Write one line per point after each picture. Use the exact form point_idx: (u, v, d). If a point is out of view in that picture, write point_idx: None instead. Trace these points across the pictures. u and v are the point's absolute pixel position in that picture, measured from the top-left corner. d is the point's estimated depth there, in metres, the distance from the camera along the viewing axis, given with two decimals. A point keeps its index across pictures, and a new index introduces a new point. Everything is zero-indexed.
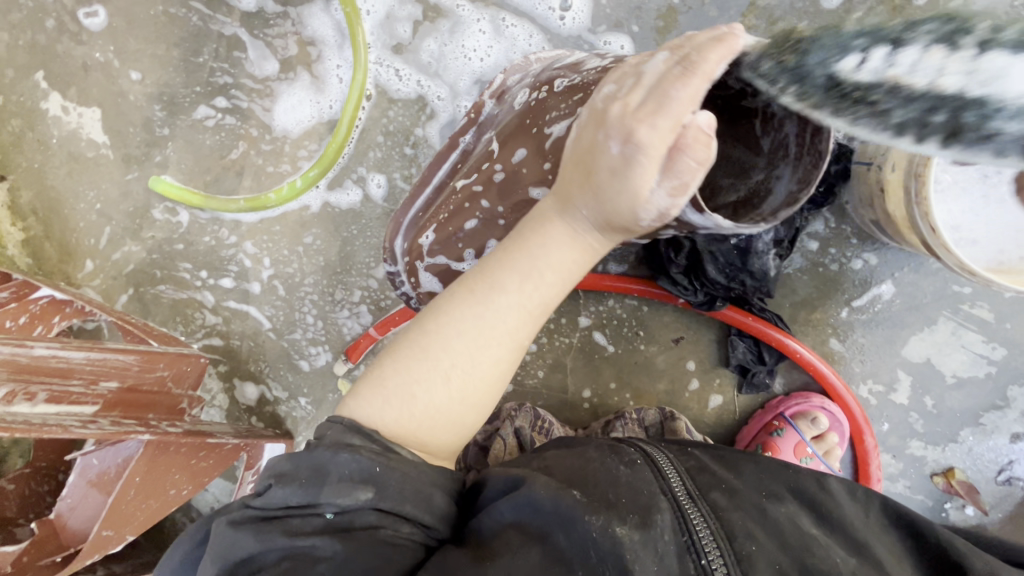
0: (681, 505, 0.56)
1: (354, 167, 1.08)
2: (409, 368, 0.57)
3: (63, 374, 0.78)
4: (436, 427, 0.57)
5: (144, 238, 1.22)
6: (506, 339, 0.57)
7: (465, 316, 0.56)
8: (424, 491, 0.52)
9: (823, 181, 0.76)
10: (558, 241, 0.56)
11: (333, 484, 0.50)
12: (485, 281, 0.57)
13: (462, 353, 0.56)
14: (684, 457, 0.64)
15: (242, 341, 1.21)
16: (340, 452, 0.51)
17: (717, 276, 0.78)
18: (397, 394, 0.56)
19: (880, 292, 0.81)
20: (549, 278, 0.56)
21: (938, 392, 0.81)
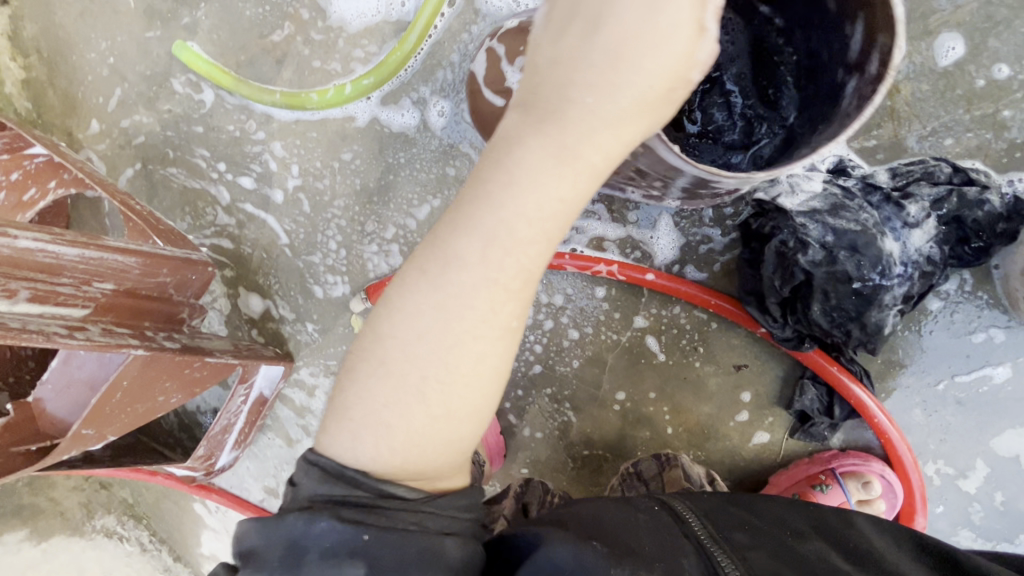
0: (706, 546, 0.51)
1: (415, 85, 0.91)
2: (375, 389, 0.50)
3: (50, 271, 0.67)
4: (427, 450, 0.50)
5: (160, 110, 1.07)
6: (488, 308, 0.48)
7: (422, 308, 0.49)
8: (427, 547, 0.46)
9: (984, 239, 0.63)
10: (530, 183, 0.46)
11: (314, 562, 0.45)
12: (439, 258, 0.48)
13: (432, 361, 0.49)
14: (701, 500, 0.58)
15: (254, 250, 1.10)
16: (316, 522, 0.46)
17: (821, 318, 0.66)
18: (368, 425, 0.50)
19: (992, 374, 0.71)
20: (529, 229, 0.47)
21: (1014, 490, 0.74)
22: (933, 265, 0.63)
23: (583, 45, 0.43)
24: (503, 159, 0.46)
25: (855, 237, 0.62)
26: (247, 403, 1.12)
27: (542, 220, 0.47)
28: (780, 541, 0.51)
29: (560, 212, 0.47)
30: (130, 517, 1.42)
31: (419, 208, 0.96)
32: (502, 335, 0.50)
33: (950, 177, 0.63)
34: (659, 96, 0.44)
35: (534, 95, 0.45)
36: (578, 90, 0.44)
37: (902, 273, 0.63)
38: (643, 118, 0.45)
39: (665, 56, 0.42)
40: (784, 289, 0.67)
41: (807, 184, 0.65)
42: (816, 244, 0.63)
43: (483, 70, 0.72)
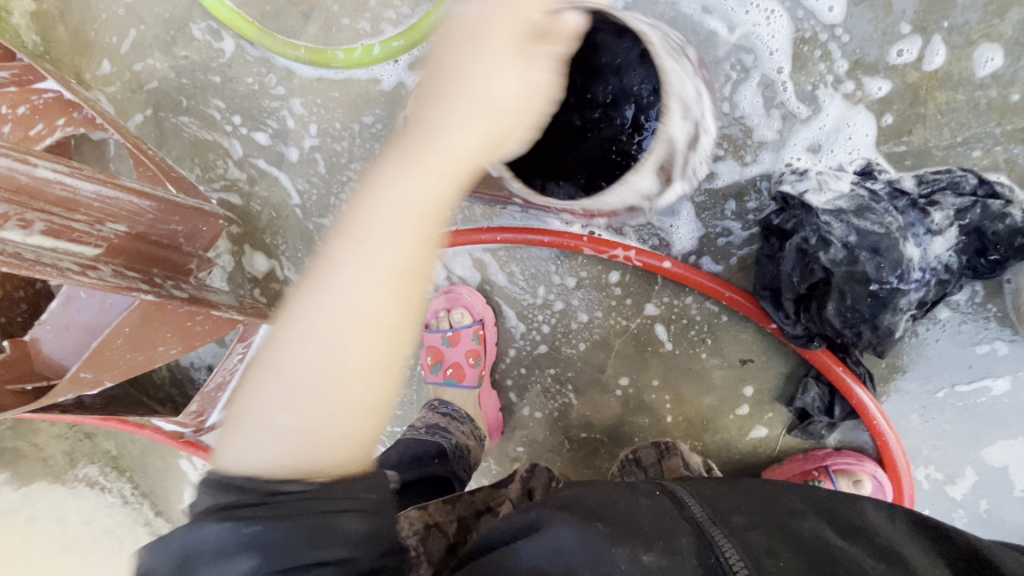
0: (705, 529, 0.51)
1: None
2: (266, 395, 0.49)
3: (66, 205, 0.65)
4: (321, 444, 0.47)
5: (175, 56, 1.05)
6: (345, 308, 0.48)
7: (302, 304, 0.50)
8: (324, 523, 0.42)
9: (1002, 252, 0.63)
10: (394, 183, 0.50)
11: (206, 563, 0.41)
12: (315, 271, 0.51)
13: (309, 347, 0.48)
14: (703, 487, 0.59)
15: (263, 208, 1.08)
16: (201, 528, 0.42)
17: (834, 317, 0.67)
18: (259, 430, 0.47)
19: (991, 385, 0.72)
20: (392, 228, 0.49)
21: (998, 499, 0.75)
22: (949, 273, 0.64)
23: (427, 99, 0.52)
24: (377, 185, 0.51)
25: (877, 239, 0.63)
26: (245, 361, 1.11)
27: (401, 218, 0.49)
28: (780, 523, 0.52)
29: (420, 220, 0.49)
30: (114, 468, 1.41)
31: None
32: (370, 332, 0.49)
33: (975, 188, 0.63)
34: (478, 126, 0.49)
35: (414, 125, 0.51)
36: (435, 104, 0.50)
37: (919, 279, 0.64)
38: (483, 130, 0.49)
39: (505, 92, 0.48)
40: (802, 285, 0.68)
41: (834, 184, 0.66)
42: (838, 243, 0.64)
43: None
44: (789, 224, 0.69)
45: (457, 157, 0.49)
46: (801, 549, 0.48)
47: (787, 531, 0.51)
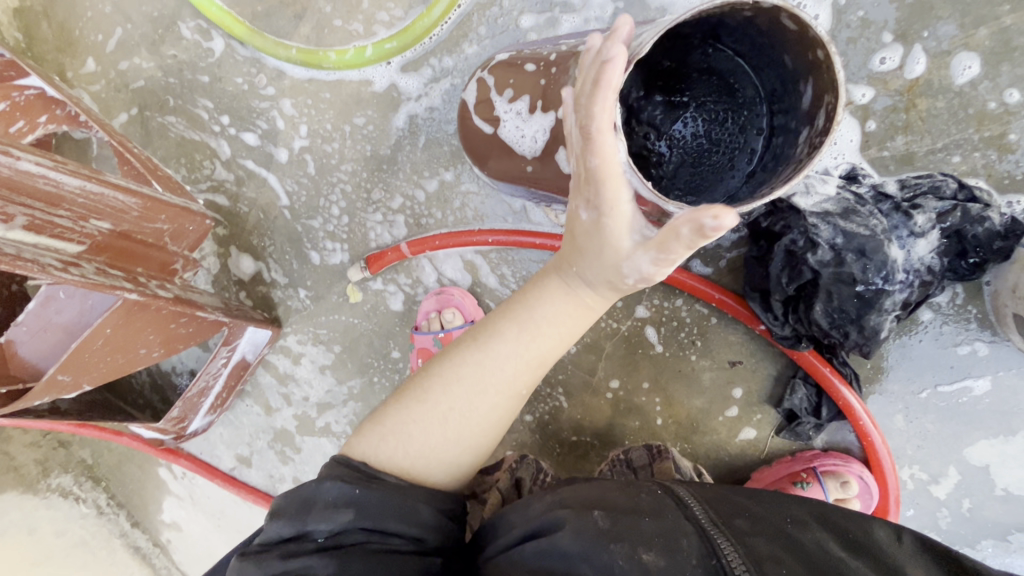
0: (709, 531, 0.50)
1: (438, 55, 0.89)
2: (409, 408, 0.57)
3: (49, 200, 0.63)
4: (430, 465, 0.55)
5: (163, 55, 1.04)
6: (495, 384, 0.56)
7: (463, 361, 0.56)
8: (412, 501, 0.51)
9: (981, 255, 0.65)
10: (552, 292, 0.54)
11: (317, 508, 0.50)
12: (476, 336, 0.57)
13: (462, 399, 0.56)
14: (705, 490, 0.58)
15: (251, 210, 1.07)
16: (324, 479, 0.51)
17: (821, 317, 0.68)
18: (394, 433, 0.56)
19: (972, 386, 0.74)
20: (544, 334, 0.55)
21: (980, 498, 0.77)
22: (932, 275, 0.66)
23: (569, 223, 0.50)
24: (540, 285, 0.55)
25: (863, 241, 0.64)
26: (228, 366, 1.09)
27: (553, 326, 0.55)
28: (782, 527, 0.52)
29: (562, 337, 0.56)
30: (89, 478, 1.36)
31: (429, 181, 0.93)
32: (509, 405, 0.57)
33: (955, 193, 0.65)
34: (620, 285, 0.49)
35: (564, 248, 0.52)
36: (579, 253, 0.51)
37: (903, 280, 0.65)
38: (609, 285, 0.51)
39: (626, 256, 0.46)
40: (791, 286, 0.69)
41: (821, 188, 0.67)
42: (825, 245, 0.65)
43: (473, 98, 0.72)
44: (778, 226, 0.70)
45: (598, 294, 0.53)
46: (806, 558, 0.48)
47: (792, 538, 0.50)
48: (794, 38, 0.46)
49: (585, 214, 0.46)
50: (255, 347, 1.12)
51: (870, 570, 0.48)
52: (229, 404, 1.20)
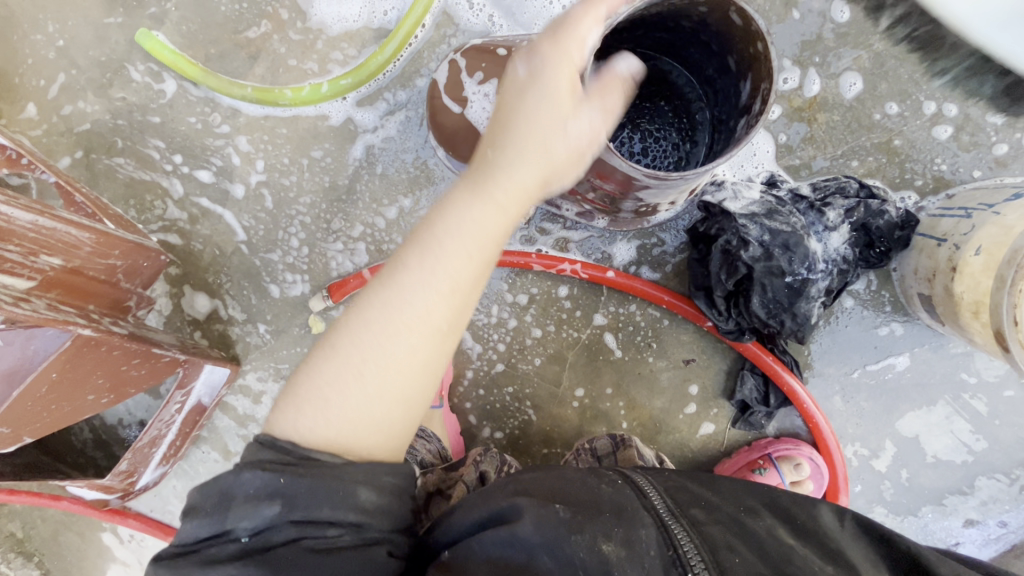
0: (665, 521, 0.53)
1: (393, 90, 0.92)
2: (319, 371, 0.55)
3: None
4: (357, 429, 0.53)
5: (111, 98, 1.04)
6: (416, 289, 0.53)
7: (370, 304, 0.54)
8: (343, 488, 0.49)
9: (885, 245, 0.75)
10: (459, 204, 0.54)
11: (239, 504, 0.48)
12: (387, 263, 0.55)
13: (374, 347, 0.53)
14: (664, 477, 0.60)
15: (205, 246, 1.07)
16: (241, 472, 0.49)
17: (759, 309, 0.75)
18: (308, 401, 0.53)
19: (895, 362, 0.82)
20: (451, 241, 0.53)
21: (915, 466, 0.84)
22: (847, 264, 0.75)
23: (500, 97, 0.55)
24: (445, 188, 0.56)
25: (786, 237, 0.72)
26: (183, 412, 1.04)
27: (463, 238, 0.53)
28: (736, 510, 0.55)
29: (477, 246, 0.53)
30: (18, 554, 1.24)
31: (388, 208, 0.96)
32: (423, 338, 0.54)
33: (858, 191, 0.75)
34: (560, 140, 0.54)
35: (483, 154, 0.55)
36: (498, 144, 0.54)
37: (824, 269, 0.73)
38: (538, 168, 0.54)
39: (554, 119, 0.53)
40: (729, 281, 0.76)
41: (747, 192, 0.76)
42: (755, 242, 0.73)
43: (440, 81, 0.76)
44: (713, 230, 0.78)
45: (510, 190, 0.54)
46: (759, 547, 0.51)
47: (739, 526, 0.53)
48: (740, 31, 0.56)
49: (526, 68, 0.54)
50: (212, 392, 1.08)
51: (817, 553, 0.51)
52: (179, 457, 1.13)
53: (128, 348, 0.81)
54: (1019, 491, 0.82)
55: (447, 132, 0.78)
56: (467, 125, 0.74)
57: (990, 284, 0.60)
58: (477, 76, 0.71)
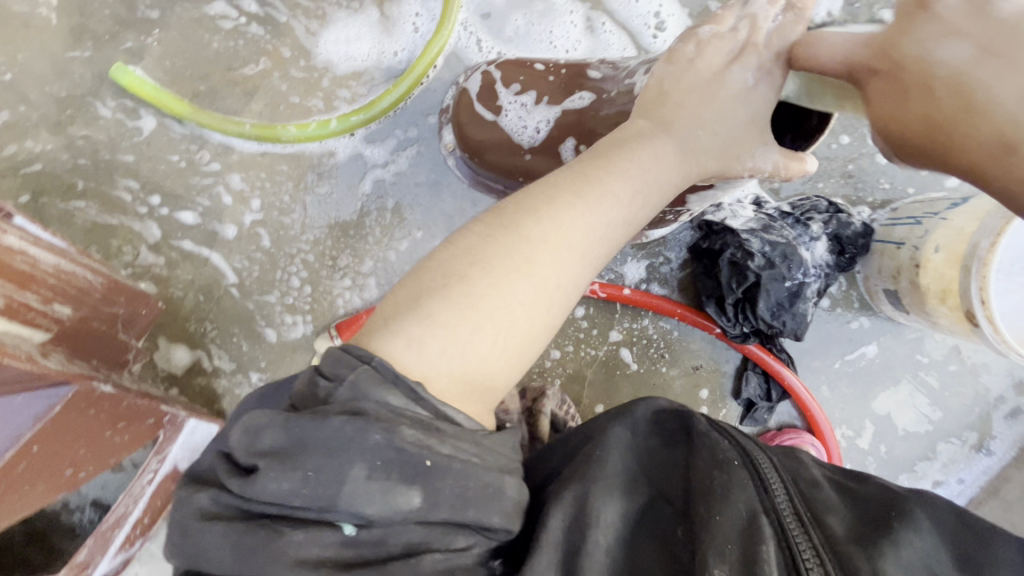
0: (789, 531, 0.45)
1: (402, 127, 0.93)
2: (503, 283, 0.50)
3: (23, 280, 0.53)
4: (516, 358, 0.52)
5: (71, 135, 0.95)
6: (617, 225, 0.54)
7: (575, 225, 0.52)
8: (493, 483, 0.44)
9: (854, 251, 0.89)
10: (670, 155, 0.55)
11: (358, 482, 0.41)
12: (597, 185, 0.53)
13: (568, 271, 0.52)
14: (793, 470, 0.53)
15: (187, 293, 0.98)
16: (368, 433, 0.41)
17: (765, 312, 0.85)
18: (491, 316, 0.50)
19: (865, 351, 0.96)
20: (661, 189, 0.55)
21: (891, 441, 0.98)
22: (829, 269, 0.88)
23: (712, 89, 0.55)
24: (651, 132, 0.55)
25: (784, 248, 0.84)
26: (156, 481, 0.90)
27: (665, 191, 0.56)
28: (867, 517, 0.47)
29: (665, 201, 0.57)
30: None
31: (400, 241, 0.96)
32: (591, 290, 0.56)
33: (828, 208, 0.88)
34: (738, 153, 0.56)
35: (690, 115, 0.55)
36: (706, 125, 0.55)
37: (814, 273, 0.86)
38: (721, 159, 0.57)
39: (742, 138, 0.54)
40: (739, 289, 0.86)
41: (743, 212, 0.88)
42: (758, 254, 0.83)
43: (475, 88, 0.80)
44: (716, 245, 0.88)
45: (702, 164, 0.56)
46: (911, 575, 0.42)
47: (881, 540, 0.45)
48: None
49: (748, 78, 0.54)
50: (190, 458, 0.96)
51: None
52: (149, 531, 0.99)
53: (112, 407, 0.73)
54: (970, 451, 0.97)
55: (475, 142, 0.80)
56: (499, 134, 0.77)
57: (957, 273, 0.74)
58: (513, 87, 0.76)
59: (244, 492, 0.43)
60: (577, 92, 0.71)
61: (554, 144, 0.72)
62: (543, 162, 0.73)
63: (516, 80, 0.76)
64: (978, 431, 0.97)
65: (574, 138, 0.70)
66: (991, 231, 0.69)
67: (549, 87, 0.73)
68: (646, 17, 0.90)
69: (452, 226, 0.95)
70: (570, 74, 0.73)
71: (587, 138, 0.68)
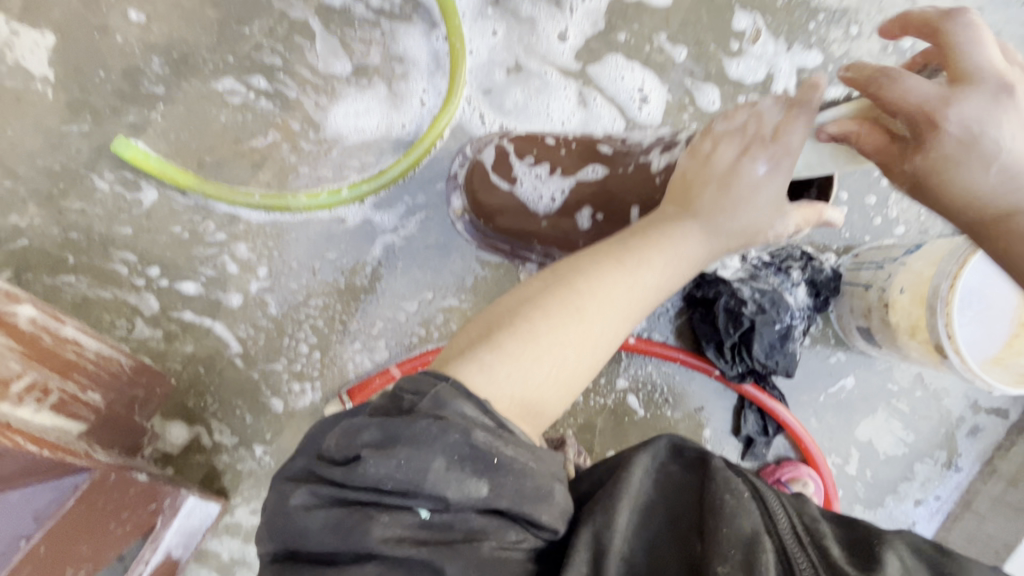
0: (789, 548, 0.47)
1: (410, 193, 0.97)
2: (561, 324, 0.55)
3: (69, 374, 0.63)
4: (565, 391, 0.56)
5: (63, 209, 0.92)
6: (650, 290, 0.60)
7: (617, 284, 0.58)
8: (545, 486, 0.46)
9: (828, 293, 0.99)
10: (693, 235, 0.62)
11: (440, 472, 0.43)
12: (634, 254, 0.60)
13: (612, 323, 0.58)
14: (794, 503, 0.53)
15: (187, 366, 0.94)
16: (447, 433, 0.44)
17: (760, 353, 0.93)
18: (549, 351, 0.54)
19: (844, 383, 1.06)
20: (685, 264, 0.62)
21: (874, 465, 1.06)
22: (809, 311, 0.97)
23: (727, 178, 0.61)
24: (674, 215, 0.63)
25: (771, 295, 0.92)
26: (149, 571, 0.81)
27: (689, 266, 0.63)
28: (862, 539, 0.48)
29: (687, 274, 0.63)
30: None
31: (410, 302, 0.98)
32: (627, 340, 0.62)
33: (803, 256, 0.98)
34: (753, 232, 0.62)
35: (710, 197, 0.62)
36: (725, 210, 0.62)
37: (799, 315, 0.95)
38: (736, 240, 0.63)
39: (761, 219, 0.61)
40: (736, 334, 0.93)
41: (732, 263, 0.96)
42: (749, 301, 0.92)
43: (489, 160, 0.86)
44: (710, 294, 0.96)
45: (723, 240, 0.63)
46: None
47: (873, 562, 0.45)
48: None
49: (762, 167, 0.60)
50: (184, 544, 0.87)
51: None
52: None
53: (121, 496, 0.68)
54: (942, 469, 1.07)
55: (489, 207, 0.86)
56: (515, 202, 0.82)
57: (922, 311, 0.85)
58: (526, 159, 0.81)
59: (340, 481, 0.44)
60: (588, 165, 0.76)
61: (571, 211, 0.78)
62: (559, 228, 0.80)
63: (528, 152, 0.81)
64: (947, 451, 1.07)
65: (591, 206, 0.76)
66: (947, 274, 0.80)
67: (561, 159, 0.78)
68: (632, 91, 0.99)
69: (463, 285, 0.98)
70: (579, 146, 0.78)
71: (601, 206, 0.75)
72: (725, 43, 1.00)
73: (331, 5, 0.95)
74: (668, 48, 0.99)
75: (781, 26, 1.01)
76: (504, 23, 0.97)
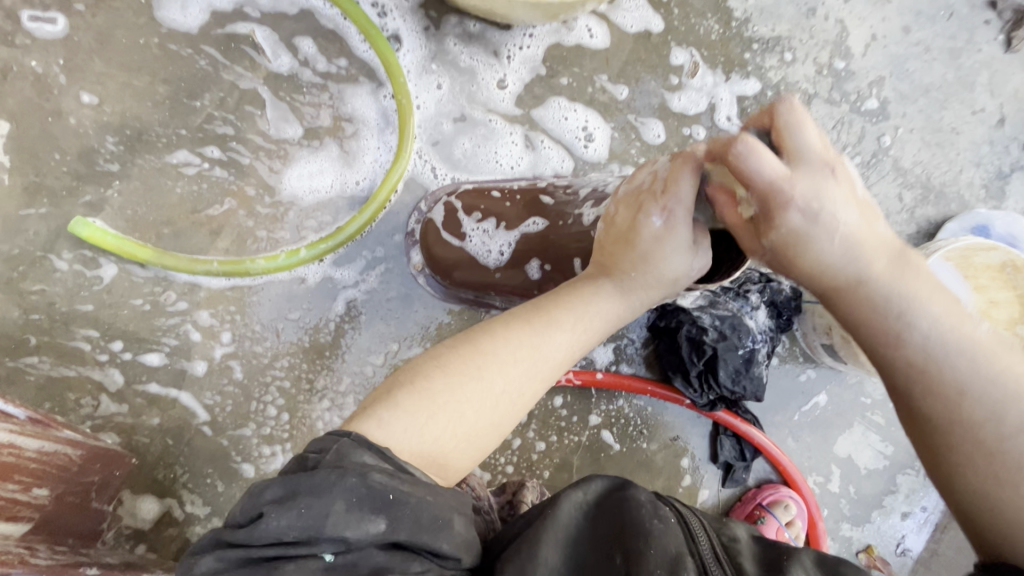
0: (705, 564, 0.51)
1: (368, 246, 0.98)
2: (462, 385, 0.57)
3: (5, 473, 0.61)
4: (467, 449, 0.57)
5: (24, 292, 0.92)
6: (559, 349, 0.62)
7: (521, 343, 0.60)
8: (443, 515, 0.47)
9: (789, 312, 0.99)
10: (601, 294, 0.63)
11: (339, 515, 0.43)
12: (540, 315, 0.62)
13: (516, 381, 0.59)
14: (718, 526, 0.59)
15: (155, 438, 0.94)
16: (344, 475, 0.44)
17: (726, 379, 0.94)
18: (447, 412, 0.55)
19: (818, 400, 1.06)
20: (595, 322, 0.63)
21: (857, 481, 1.05)
22: (773, 332, 0.98)
23: (630, 236, 0.61)
24: (582, 280, 0.65)
25: (731, 320, 0.92)
26: None
27: (600, 323, 0.64)
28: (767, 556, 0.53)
29: (599, 332, 0.64)
30: None
31: (376, 355, 0.98)
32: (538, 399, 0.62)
33: (761, 278, 0.98)
34: (664, 284, 0.62)
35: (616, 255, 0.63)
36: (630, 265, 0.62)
37: (762, 338, 0.95)
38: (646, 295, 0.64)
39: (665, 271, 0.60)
40: (700, 362, 0.94)
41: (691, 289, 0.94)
42: (709, 328, 0.93)
43: (440, 216, 0.89)
44: (672, 324, 0.97)
45: (635, 296, 0.63)
46: None
47: (776, 573, 0.51)
48: None
49: (659, 220, 0.58)
50: None
51: None
52: None
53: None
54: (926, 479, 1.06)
55: (443, 260, 0.88)
56: (466, 255, 0.85)
57: None
58: (474, 214, 0.84)
59: (244, 541, 0.44)
60: (530, 217, 0.79)
61: (520, 263, 0.80)
62: (511, 278, 0.82)
63: (476, 205, 0.84)
64: None
65: (538, 258, 0.78)
66: None
67: (505, 212, 0.81)
68: (576, 130, 1.02)
69: (428, 333, 0.99)
70: (522, 199, 0.81)
71: (547, 257, 0.77)
72: (664, 78, 1.03)
73: (278, 72, 0.97)
74: (610, 87, 1.02)
75: (717, 58, 1.04)
76: (448, 75, 1.00)
